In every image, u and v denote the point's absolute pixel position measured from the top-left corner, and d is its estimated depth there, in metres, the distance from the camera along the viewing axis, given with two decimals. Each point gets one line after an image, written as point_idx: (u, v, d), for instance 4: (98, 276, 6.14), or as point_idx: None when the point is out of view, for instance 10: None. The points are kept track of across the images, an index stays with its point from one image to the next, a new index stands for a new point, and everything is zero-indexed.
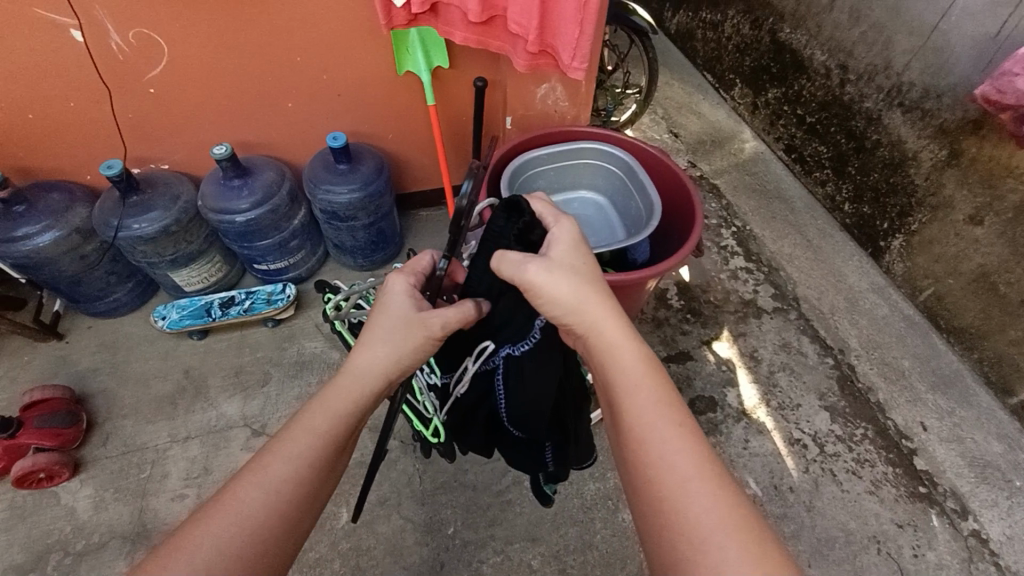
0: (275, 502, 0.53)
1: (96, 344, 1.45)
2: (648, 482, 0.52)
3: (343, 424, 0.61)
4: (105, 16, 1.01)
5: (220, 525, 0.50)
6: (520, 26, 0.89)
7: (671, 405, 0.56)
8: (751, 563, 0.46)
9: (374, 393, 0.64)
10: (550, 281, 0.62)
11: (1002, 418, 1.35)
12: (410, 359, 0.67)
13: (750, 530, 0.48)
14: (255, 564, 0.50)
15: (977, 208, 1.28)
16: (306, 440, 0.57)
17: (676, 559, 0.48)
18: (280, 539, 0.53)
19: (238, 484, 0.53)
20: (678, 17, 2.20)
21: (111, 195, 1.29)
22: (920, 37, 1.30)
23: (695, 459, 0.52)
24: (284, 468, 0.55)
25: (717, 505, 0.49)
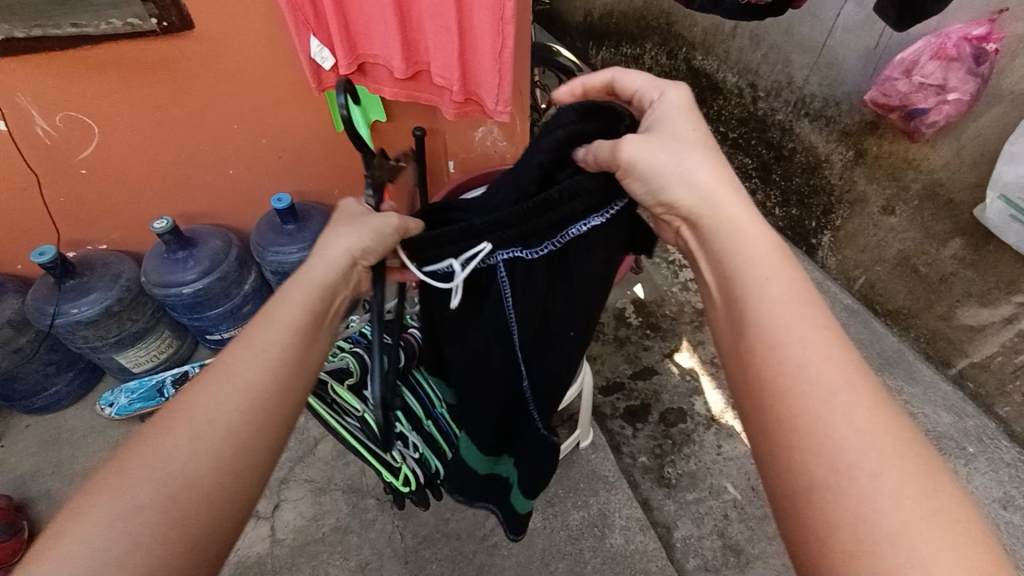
0: (266, 361, 0.51)
1: (36, 444, 1.35)
2: (782, 388, 0.43)
3: (314, 310, 0.56)
4: (29, 103, 0.99)
5: (213, 388, 0.48)
6: (444, 78, 0.94)
7: (812, 304, 0.46)
8: (911, 497, 0.37)
9: (337, 275, 0.58)
10: (649, 152, 0.52)
11: (945, 389, 1.44)
12: (372, 244, 0.58)
13: (913, 460, 0.39)
14: (245, 423, 0.48)
15: (888, 200, 1.40)
16: (287, 309, 0.54)
17: (808, 480, 0.40)
18: (265, 431, 0.49)
19: (228, 352, 0.51)
20: (602, 54, 2.34)
21: (45, 282, 1.24)
22: (813, 54, 1.44)
23: (846, 368, 0.43)
24: (269, 333, 0.52)
25: (869, 423, 0.40)
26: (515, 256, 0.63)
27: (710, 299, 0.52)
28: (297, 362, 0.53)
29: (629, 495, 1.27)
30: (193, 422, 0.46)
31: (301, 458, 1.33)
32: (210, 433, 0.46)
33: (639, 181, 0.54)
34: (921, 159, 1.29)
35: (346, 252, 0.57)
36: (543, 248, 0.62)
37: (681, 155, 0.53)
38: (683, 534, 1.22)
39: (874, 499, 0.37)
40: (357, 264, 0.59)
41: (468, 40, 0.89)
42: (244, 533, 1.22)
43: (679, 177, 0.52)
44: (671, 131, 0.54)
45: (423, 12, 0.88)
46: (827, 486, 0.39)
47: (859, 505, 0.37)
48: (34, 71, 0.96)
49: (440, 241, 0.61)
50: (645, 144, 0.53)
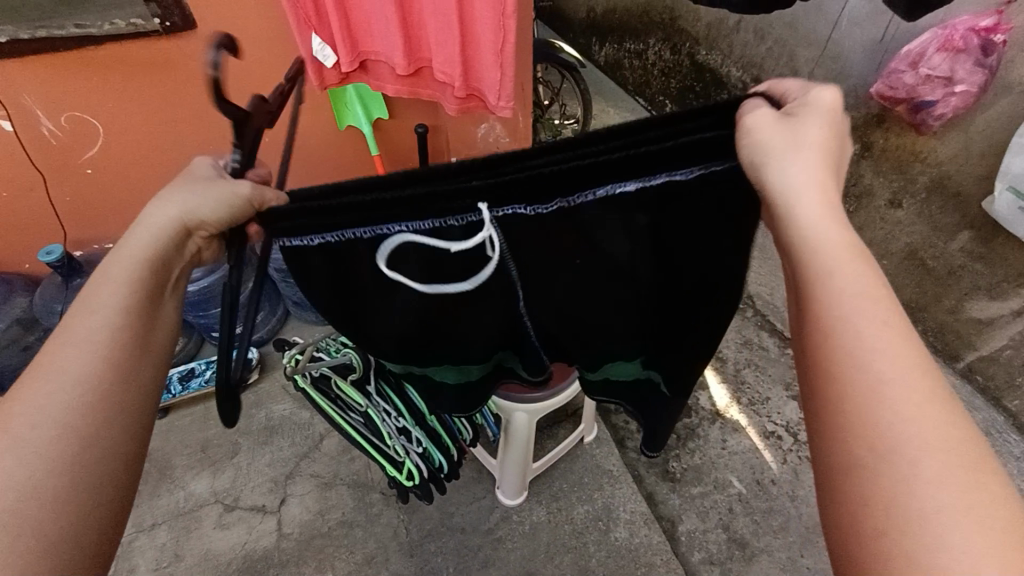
0: (99, 350, 0.42)
1: None
2: (835, 368, 0.36)
3: (147, 290, 0.46)
4: (34, 104, 1.00)
5: (37, 393, 0.40)
6: (446, 74, 0.94)
7: (890, 311, 0.38)
8: (958, 488, 0.32)
9: (164, 249, 0.48)
10: (763, 131, 0.42)
11: (953, 382, 1.43)
12: (212, 214, 0.47)
13: (971, 455, 0.33)
14: (95, 420, 0.40)
15: (894, 192, 1.39)
16: (111, 287, 0.45)
17: (838, 458, 0.35)
18: (117, 425, 0.42)
19: (47, 349, 0.42)
20: (604, 49, 2.33)
21: (53, 281, 1.25)
22: (818, 47, 1.43)
23: (909, 357, 0.35)
24: (95, 318, 0.43)
25: (923, 413, 0.34)
26: (519, 212, 0.48)
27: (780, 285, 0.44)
28: (143, 343, 0.45)
29: (633, 489, 1.27)
30: (18, 439, 0.38)
31: (307, 454, 1.35)
32: (44, 447, 0.38)
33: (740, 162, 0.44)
34: (928, 152, 1.27)
35: (176, 219, 0.47)
36: (549, 207, 0.47)
37: (795, 143, 0.41)
38: (688, 528, 1.22)
39: (915, 486, 0.32)
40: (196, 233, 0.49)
41: (469, 35, 0.88)
42: (251, 527, 1.24)
43: (770, 164, 0.41)
44: (808, 122, 0.43)
45: (424, 8, 0.87)
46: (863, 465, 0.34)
47: (896, 492, 0.32)
48: (39, 72, 0.96)
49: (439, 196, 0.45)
50: (773, 123, 0.43)
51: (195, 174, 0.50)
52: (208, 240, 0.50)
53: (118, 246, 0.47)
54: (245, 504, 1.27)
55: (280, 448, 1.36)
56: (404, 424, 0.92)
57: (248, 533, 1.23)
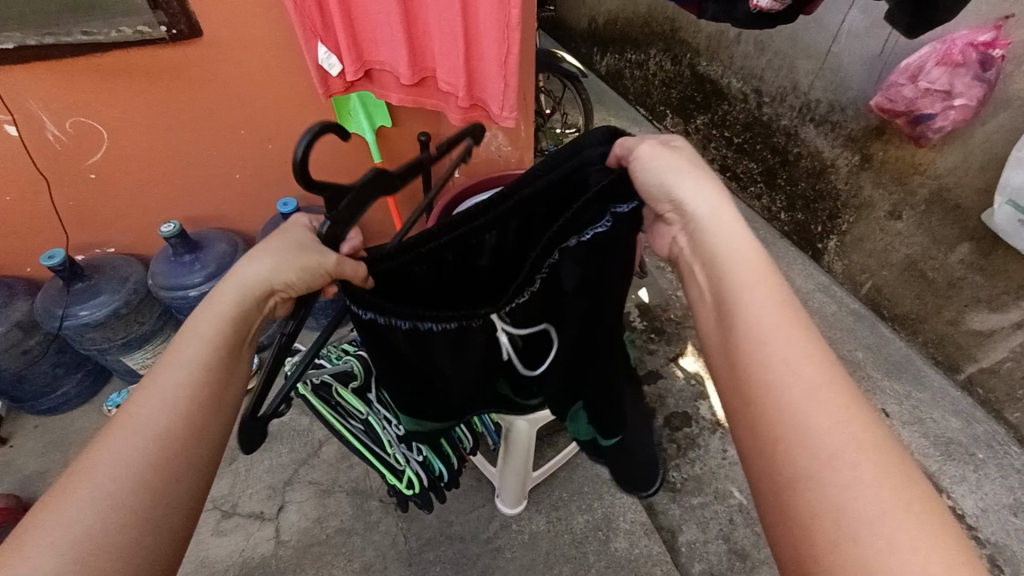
0: (178, 407, 0.44)
1: (44, 445, 1.36)
2: (762, 378, 0.42)
3: (228, 346, 0.48)
4: (40, 108, 1.00)
5: (118, 446, 0.41)
6: (449, 84, 0.95)
7: (796, 318, 0.44)
8: (890, 489, 0.35)
9: (248, 309, 0.50)
10: (657, 161, 0.53)
11: (954, 394, 1.43)
12: (296, 279, 0.50)
13: (893, 460, 0.37)
14: (165, 479, 0.41)
15: (894, 204, 1.40)
16: (195, 344, 0.47)
17: (792, 474, 0.38)
18: (186, 479, 0.42)
19: (130, 401, 0.43)
20: (606, 60, 2.35)
21: (55, 284, 1.25)
22: (818, 60, 1.44)
23: (822, 364, 0.41)
24: (177, 374, 0.45)
25: (843, 419, 0.39)
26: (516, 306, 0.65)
27: (701, 299, 0.51)
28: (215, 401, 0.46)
29: (634, 499, 1.26)
30: (94, 493, 0.39)
31: (306, 461, 1.34)
32: (116, 504, 0.39)
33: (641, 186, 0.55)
34: (927, 164, 1.28)
35: (264, 282, 0.50)
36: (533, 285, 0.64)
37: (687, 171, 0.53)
38: (688, 538, 1.21)
39: (851, 489, 0.36)
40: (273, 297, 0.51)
41: (473, 46, 0.89)
42: (249, 534, 1.23)
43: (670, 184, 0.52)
44: (687, 154, 0.55)
45: (429, 18, 0.88)
46: (808, 472, 0.37)
47: (836, 496, 0.36)
48: (46, 78, 0.97)
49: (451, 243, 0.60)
50: (659, 154, 0.54)
51: (286, 235, 0.52)
52: (285, 300, 0.53)
53: (205, 302, 0.49)
54: (242, 510, 1.26)
55: (278, 454, 1.35)
56: (404, 432, 0.92)
57: (245, 540, 1.22)
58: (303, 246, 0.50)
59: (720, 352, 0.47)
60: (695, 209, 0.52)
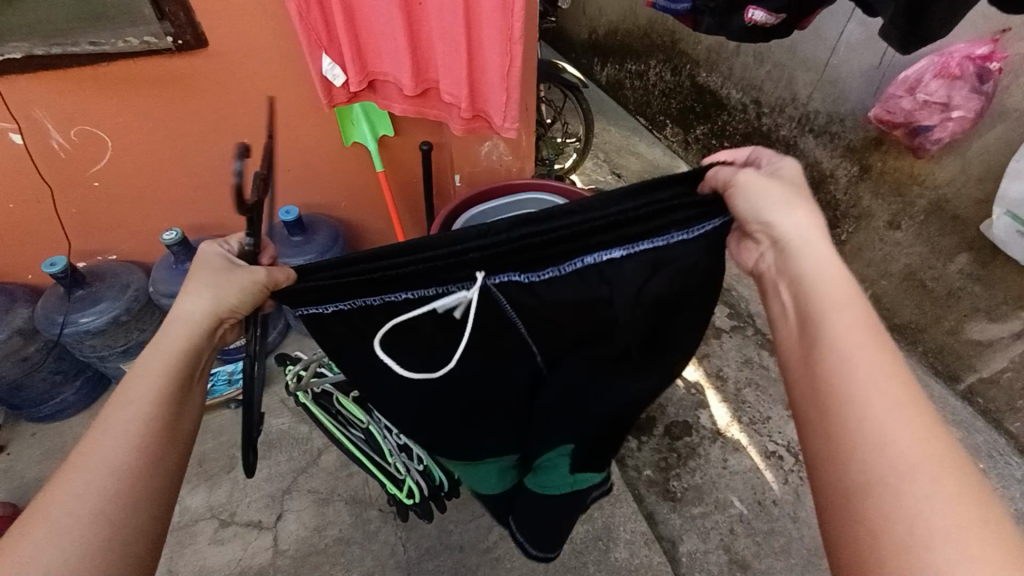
0: (133, 441, 0.47)
1: (41, 453, 1.36)
2: (851, 390, 0.42)
3: (179, 378, 0.52)
4: (45, 117, 1.01)
5: (74, 480, 0.44)
6: (452, 95, 0.96)
7: (887, 341, 0.45)
8: (970, 510, 0.36)
9: (199, 337, 0.54)
10: (761, 182, 0.54)
11: (954, 404, 1.43)
12: (238, 301, 0.55)
13: (980, 486, 0.37)
14: (123, 507, 0.44)
15: (893, 214, 1.40)
16: (147, 381, 0.50)
17: (869, 481, 0.39)
18: (144, 505, 0.45)
19: (87, 438, 0.46)
20: (606, 70, 2.37)
21: (56, 292, 1.25)
22: (816, 72, 1.46)
23: (913, 387, 0.42)
24: (128, 411, 0.48)
25: (937, 440, 0.39)
26: (512, 279, 0.60)
27: (782, 318, 0.52)
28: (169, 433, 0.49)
29: (634, 508, 1.26)
30: (53, 525, 0.41)
31: (305, 470, 1.34)
32: (75, 533, 0.41)
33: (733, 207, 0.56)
34: (926, 175, 1.29)
35: (210, 313, 0.54)
36: (544, 273, 0.59)
37: (789, 198, 0.53)
38: (689, 548, 1.21)
39: (934, 502, 0.36)
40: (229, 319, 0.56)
41: (477, 57, 0.90)
42: (247, 543, 1.22)
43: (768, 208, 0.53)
44: (790, 180, 0.56)
45: (432, 30, 0.89)
46: (889, 484, 0.38)
47: (917, 507, 0.36)
48: (51, 87, 0.98)
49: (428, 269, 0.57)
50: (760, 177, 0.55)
51: (207, 262, 0.56)
52: (233, 326, 0.57)
53: (154, 340, 0.53)
54: (240, 519, 1.25)
55: (277, 463, 1.35)
56: (404, 442, 0.92)
57: (243, 550, 1.21)
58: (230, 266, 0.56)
59: (799, 363, 0.48)
60: (785, 232, 0.52)
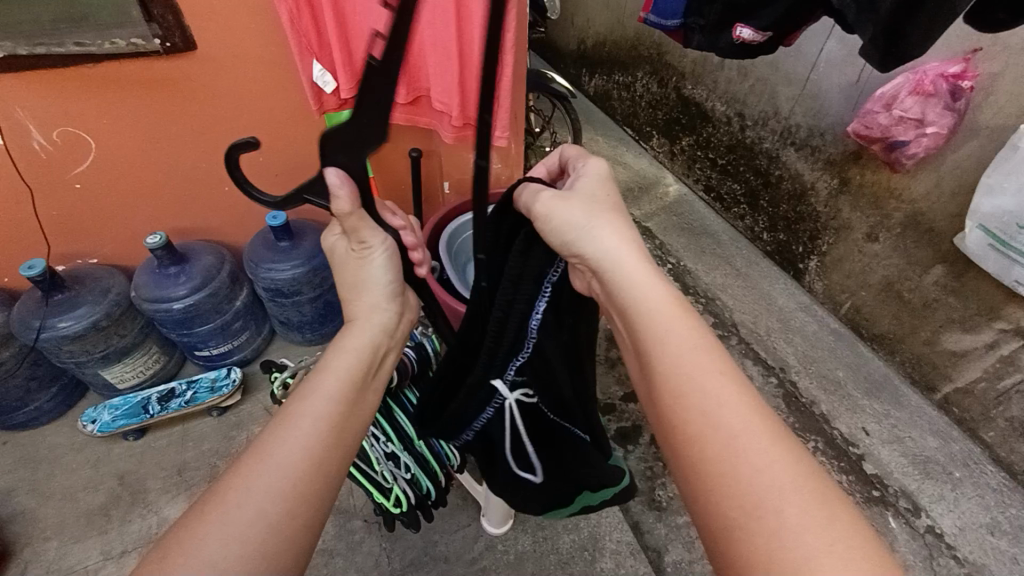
0: (314, 436, 0.48)
1: (14, 462, 1.32)
2: (687, 426, 0.43)
3: (360, 377, 0.55)
4: (28, 118, 1.00)
5: (263, 467, 0.44)
6: (443, 103, 0.96)
7: (713, 355, 0.46)
8: (816, 530, 0.37)
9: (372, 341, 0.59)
10: (562, 207, 0.53)
11: (931, 414, 1.46)
12: (390, 274, 0.62)
13: (820, 493, 0.39)
14: (300, 498, 0.44)
15: (871, 227, 1.44)
16: (332, 379, 0.53)
17: (727, 526, 0.39)
18: (316, 503, 0.45)
19: (275, 427, 0.48)
20: (594, 81, 2.40)
21: (33, 295, 1.23)
22: (797, 86, 1.50)
23: (744, 403, 0.43)
24: (319, 405, 0.50)
25: (775, 458, 0.40)
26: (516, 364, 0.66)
27: (626, 344, 0.53)
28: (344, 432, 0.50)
29: (620, 518, 1.26)
30: (246, 507, 0.42)
31: None
32: (265, 518, 0.42)
33: (553, 239, 0.54)
34: (903, 189, 1.33)
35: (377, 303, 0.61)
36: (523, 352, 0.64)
37: (592, 218, 0.52)
38: (674, 558, 1.21)
39: (781, 532, 0.37)
40: (366, 246, 0.59)
41: (468, 67, 0.92)
42: None
43: (588, 235, 0.52)
44: (588, 193, 0.56)
45: (425, 40, 0.91)
46: (743, 524, 0.39)
47: (767, 544, 0.37)
48: (35, 88, 0.96)
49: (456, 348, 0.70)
50: (561, 199, 0.54)
51: (336, 252, 0.63)
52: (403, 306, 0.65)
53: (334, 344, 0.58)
54: None
55: None
56: (392, 449, 0.91)
57: None
58: (335, 249, 0.63)
59: (648, 398, 0.49)
60: (595, 257, 0.52)
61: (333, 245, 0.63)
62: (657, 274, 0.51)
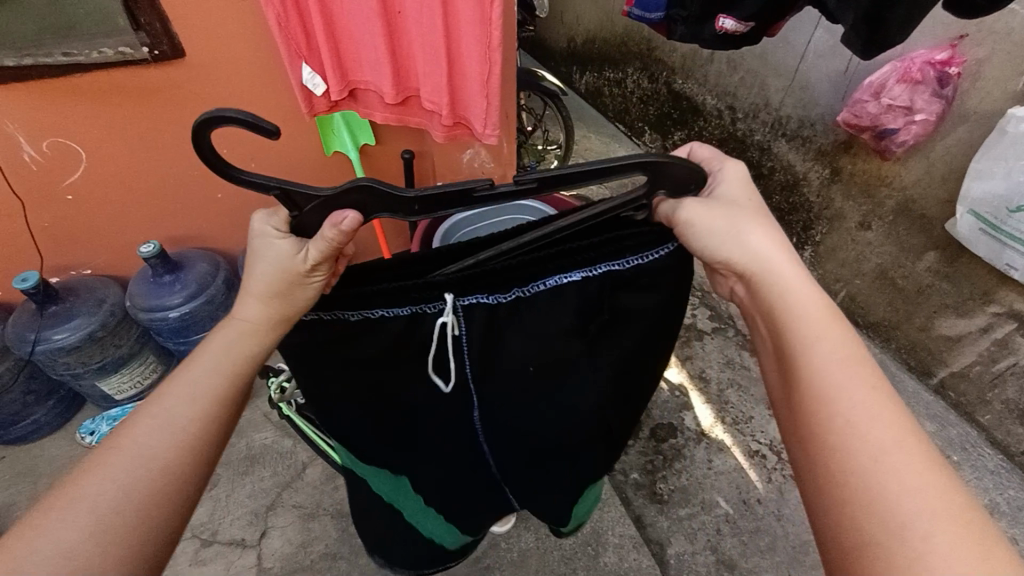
0: (178, 439, 0.47)
1: (13, 476, 1.31)
2: (832, 437, 0.43)
3: (234, 382, 0.52)
4: (17, 130, 0.99)
5: (117, 469, 0.45)
6: (433, 103, 0.96)
7: (867, 373, 0.45)
8: (967, 561, 0.36)
9: (263, 339, 0.53)
10: (708, 210, 0.51)
11: (927, 399, 1.47)
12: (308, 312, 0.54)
13: (970, 521, 0.38)
14: (156, 503, 0.45)
15: (864, 216, 1.45)
16: (208, 380, 0.50)
17: (856, 531, 0.40)
18: (173, 506, 0.46)
19: (134, 425, 0.47)
20: (585, 78, 2.41)
21: (27, 308, 1.22)
22: (787, 78, 1.51)
23: (897, 425, 0.42)
24: (184, 407, 0.49)
25: (923, 479, 0.39)
26: (479, 300, 0.54)
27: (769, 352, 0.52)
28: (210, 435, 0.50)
29: (622, 512, 1.27)
30: (94, 510, 0.43)
31: (289, 484, 1.31)
32: (113, 523, 0.43)
33: (692, 245, 0.52)
34: (893, 177, 1.33)
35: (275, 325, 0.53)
36: (508, 294, 0.55)
37: (738, 221, 0.51)
38: (677, 550, 1.22)
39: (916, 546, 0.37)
40: (317, 273, 0.52)
41: (457, 65, 0.92)
42: (230, 563, 1.20)
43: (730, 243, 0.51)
44: (733, 198, 0.52)
45: (413, 39, 0.90)
46: (875, 535, 0.39)
47: (908, 565, 0.37)
48: (24, 100, 0.96)
49: (389, 294, 0.53)
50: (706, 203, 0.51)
51: (270, 250, 0.51)
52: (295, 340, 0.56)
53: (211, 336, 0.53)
54: (223, 538, 1.23)
55: (260, 478, 1.32)
56: None
57: (226, 570, 1.19)
58: (272, 239, 0.51)
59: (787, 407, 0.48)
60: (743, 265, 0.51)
61: (271, 239, 0.51)
62: (809, 289, 0.49)
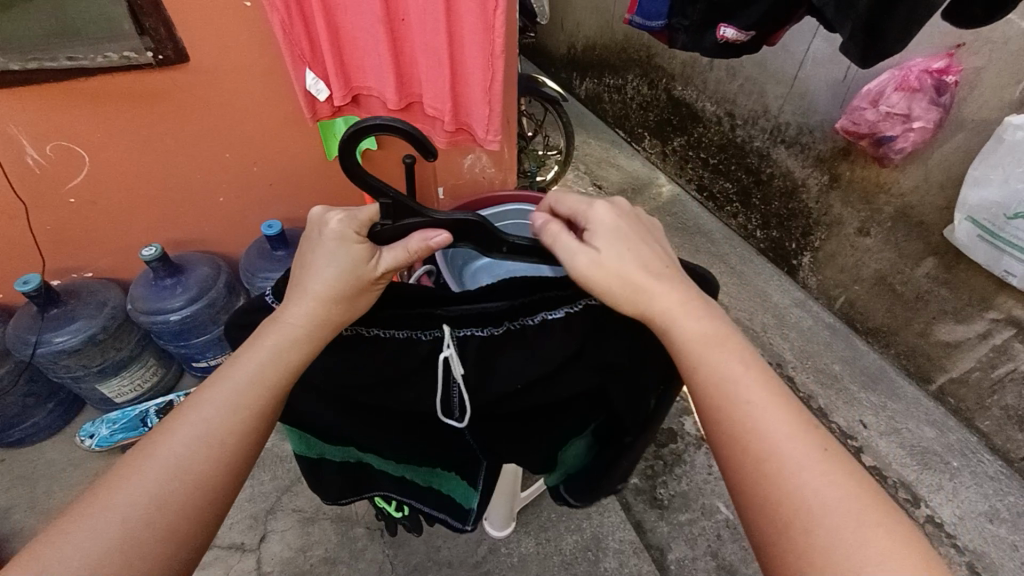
0: (213, 451, 0.47)
1: (11, 479, 1.31)
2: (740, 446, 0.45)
3: (275, 392, 0.51)
4: (22, 133, 1.00)
5: (152, 478, 0.44)
6: (436, 109, 0.97)
7: (761, 377, 0.47)
8: (864, 539, 0.40)
9: (314, 347, 0.53)
10: (600, 263, 0.51)
11: (927, 404, 1.47)
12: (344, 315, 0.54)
13: (869, 513, 0.41)
14: (187, 516, 0.45)
15: (862, 221, 1.46)
16: (248, 390, 0.50)
17: (781, 530, 0.42)
18: (205, 520, 0.46)
19: (169, 432, 0.47)
20: (585, 84, 2.42)
21: (27, 311, 1.22)
22: (786, 85, 1.52)
23: (791, 422, 0.45)
24: (224, 417, 0.48)
25: (822, 470, 0.43)
26: (475, 333, 0.61)
27: None
28: (247, 447, 0.49)
29: (622, 517, 1.26)
30: (127, 521, 0.42)
31: (288, 488, 1.31)
32: (145, 535, 0.42)
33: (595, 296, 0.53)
34: (891, 184, 1.35)
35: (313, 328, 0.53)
36: (499, 327, 0.61)
37: (631, 270, 0.51)
38: (677, 556, 1.22)
39: (829, 554, 0.40)
40: (380, 282, 0.56)
41: (460, 72, 0.93)
42: (229, 567, 1.20)
43: (628, 289, 0.51)
44: (617, 242, 0.52)
45: (415, 46, 0.91)
46: (798, 554, 0.41)
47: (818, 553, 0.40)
48: (29, 104, 0.97)
49: (393, 322, 0.61)
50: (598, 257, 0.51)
51: (339, 249, 0.54)
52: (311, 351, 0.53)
53: (250, 340, 0.52)
54: (221, 543, 1.22)
55: (260, 482, 1.32)
56: None
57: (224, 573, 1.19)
58: (347, 238, 0.54)
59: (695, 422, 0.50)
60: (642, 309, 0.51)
61: (343, 239, 0.54)
62: (703, 314, 0.50)
